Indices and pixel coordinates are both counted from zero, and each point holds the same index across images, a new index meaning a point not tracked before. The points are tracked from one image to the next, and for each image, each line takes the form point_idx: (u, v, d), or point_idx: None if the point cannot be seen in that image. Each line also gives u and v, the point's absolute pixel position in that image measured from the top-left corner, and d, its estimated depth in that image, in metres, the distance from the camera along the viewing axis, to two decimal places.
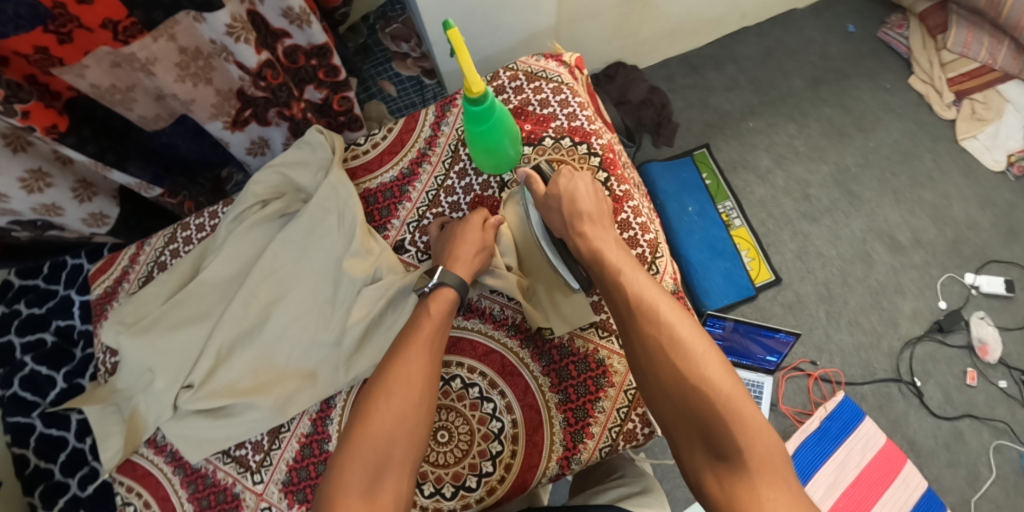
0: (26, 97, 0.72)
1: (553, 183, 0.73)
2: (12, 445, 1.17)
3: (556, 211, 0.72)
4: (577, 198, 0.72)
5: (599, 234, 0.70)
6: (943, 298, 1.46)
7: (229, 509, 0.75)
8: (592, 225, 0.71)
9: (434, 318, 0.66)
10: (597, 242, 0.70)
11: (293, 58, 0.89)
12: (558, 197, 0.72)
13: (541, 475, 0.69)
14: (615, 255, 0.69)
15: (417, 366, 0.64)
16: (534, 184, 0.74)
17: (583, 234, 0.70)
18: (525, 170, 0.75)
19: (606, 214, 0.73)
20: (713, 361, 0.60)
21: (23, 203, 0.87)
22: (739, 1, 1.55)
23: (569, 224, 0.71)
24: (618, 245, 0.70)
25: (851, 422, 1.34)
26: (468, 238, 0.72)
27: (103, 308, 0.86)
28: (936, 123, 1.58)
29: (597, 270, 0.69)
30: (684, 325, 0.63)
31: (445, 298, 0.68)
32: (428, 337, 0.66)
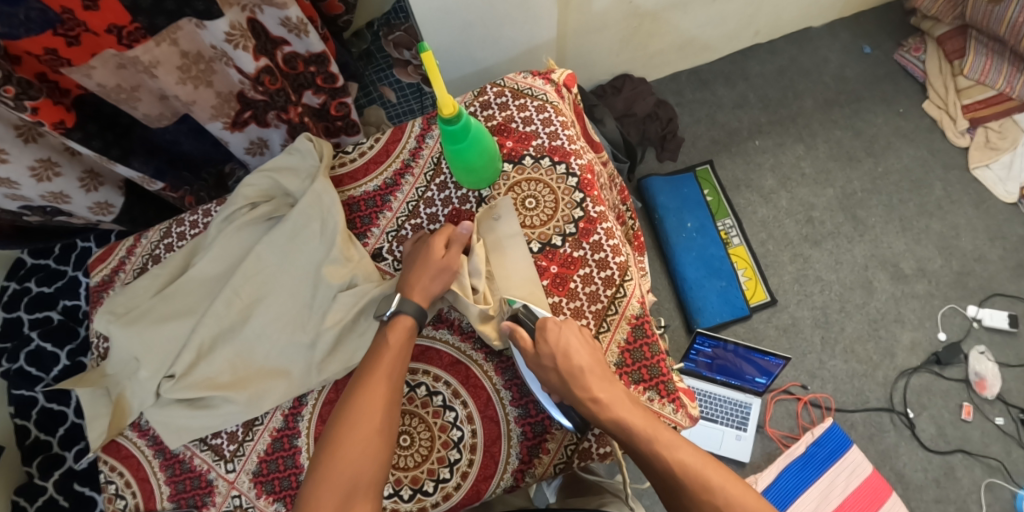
0: (36, 94, 0.76)
1: (542, 338, 0.68)
2: (15, 416, 1.28)
3: (551, 370, 0.68)
4: (572, 354, 0.68)
5: (612, 394, 0.67)
6: (943, 330, 1.44)
7: (202, 494, 0.79)
8: (602, 385, 0.67)
9: (394, 348, 0.70)
10: (614, 406, 0.66)
11: (293, 65, 0.93)
12: (552, 355, 0.68)
13: (496, 486, 0.71)
14: (637, 415, 0.66)
15: (379, 394, 0.67)
16: (520, 338, 0.69)
17: (599, 400, 0.66)
18: (507, 323, 0.71)
19: (604, 364, 0.69)
20: (760, 504, 0.62)
21: (32, 190, 0.93)
22: (752, 18, 1.54)
23: (577, 389, 0.67)
24: (630, 398, 0.68)
25: (838, 450, 1.33)
26: (422, 261, 0.73)
27: (100, 295, 0.91)
28: (950, 150, 1.55)
29: (625, 438, 0.66)
30: (726, 478, 0.63)
31: (404, 327, 0.71)
32: (392, 367, 0.69)
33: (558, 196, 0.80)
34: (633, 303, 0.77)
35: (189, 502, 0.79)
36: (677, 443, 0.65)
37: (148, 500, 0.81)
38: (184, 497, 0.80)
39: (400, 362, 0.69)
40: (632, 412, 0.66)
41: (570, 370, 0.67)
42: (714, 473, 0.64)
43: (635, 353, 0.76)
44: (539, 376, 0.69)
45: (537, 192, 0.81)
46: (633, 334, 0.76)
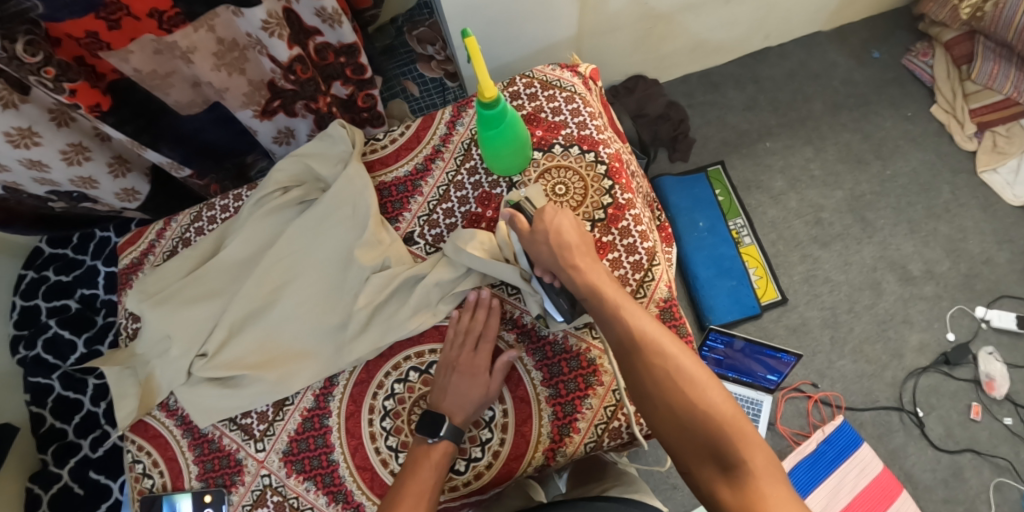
0: (74, 77, 0.78)
1: (538, 219, 0.73)
2: (31, 403, 1.31)
3: (542, 243, 0.71)
4: (562, 232, 0.72)
5: (591, 268, 0.70)
6: (952, 330, 1.45)
7: (232, 473, 0.80)
8: (584, 258, 0.71)
9: (431, 462, 0.67)
10: (590, 274, 0.70)
11: (323, 55, 0.94)
12: (544, 231, 0.72)
13: (527, 464, 0.72)
14: (611, 287, 0.69)
15: (406, 506, 0.63)
16: (520, 222, 0.73)
17: (578, 267, 0.69)
18: (507, 210, 0.75)
19: (591, 246, 0.73)
20: (711, 382, 0.63)
21: (62, 173, 0.94)
22: (763, 22, 1.57)
23: (563, 256, 0.70)
24: (612, 279, 0.71)
25: (848, 448, 1.34)
26: (464, 389, 0.71)
27: (129, 277, 0.92)
28: (957, 154, 1.57)
29: (594, 304, 0.68)
30: (682, 351, 0.65)
31: (444, 449, 0.68)
32: (430, 484, 0.65)
33: (587, 183, 0.83)
34: (661, 287, 0.79)
35: (218, 481, 0.80)
36: (644, 314, 0.68)
37: (176, 480, 0.82)
38: (213, 476, 0.80)
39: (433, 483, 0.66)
40: (605, 283, 0.69)
41: (560, 245, 0.71)
42: (671, 347, 0.65)
43: None
44: (533, 257, 0.73)
45: (567, 179, 0.83)
46: (661, 316, 0.78)
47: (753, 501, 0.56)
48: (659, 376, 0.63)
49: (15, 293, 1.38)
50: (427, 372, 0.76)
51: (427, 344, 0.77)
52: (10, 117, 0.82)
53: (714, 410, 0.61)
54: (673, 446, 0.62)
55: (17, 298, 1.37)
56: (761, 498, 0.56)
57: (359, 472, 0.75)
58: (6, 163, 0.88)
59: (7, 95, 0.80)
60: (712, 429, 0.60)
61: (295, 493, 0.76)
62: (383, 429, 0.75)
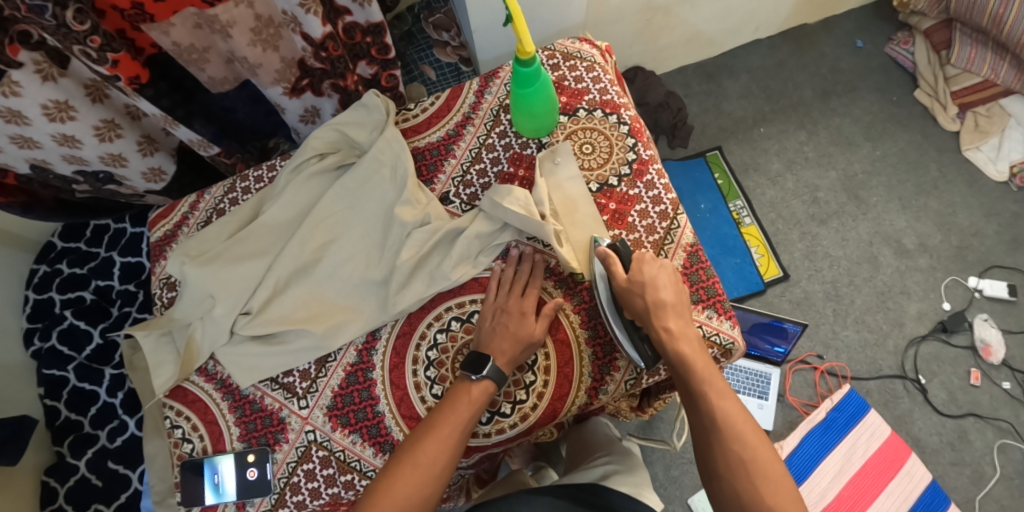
0: (118, 47, 0.81)
1: (636, 268, 0.72)
2: (44, 396, 1.31)
3: (637, 294, 0.72)
4: (659, 288, 0.72)
5: (683, 330, 0.71)
6: (947, 300, 1.51)
7: (275, 432, 0.81)
8: (678, 321, 0.71)
9: (471, 398, 0.70)
10: (682, 341, 0.70)
11: (351, 34, 0.98)
12: (641, 284, 0.72)
13: (571, 404, 0.74)
14: (701, 359, 0.70)
15: (440, 436, 0.67)
16: (614, 267, 0.73)
17: (670, 330, 0.70)
18: (604, 250, 0.74)
19: (687, 305, 0.73)
20: (784, 484, 0.63)
21: (93, 150, 0.97)
22: (755, 14, 1.64)
23: (654, 317, 0.70)
24: (702, 342, 0.71)
25: (857, 414, 1.38)
26: (512, 329, 0.74)
27: (162, 249, 0.93)
28: (941, 135, 1.66)
29: (681, 373, 0.69)
30: (762, 446, 0.65)
31: (485, 389, 0.71)
32: (464, 417, 0.69)
33: (612, 142, 0.87)
34: (687, 233, 0.82)
35: (260, 440, 0.81)
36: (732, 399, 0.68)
37: (217, 442, 0.83)
38: (255, 436, 0.81)
39: (468, 416, 0.69)
40: (696, 356, 0.70)
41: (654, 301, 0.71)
42: (753, 435, 0.66)
43: (692, 276, 0.81)
44: (622, 300, 0.73)
45: (593, 139, 0.87)
46: (689, 260, 0.81)
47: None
48: (734, 464, 0.64)
49: (28, 287, 1.38)
50: (468, 321, 0.79)
51: (468, 295, 0.80)
52: (48, 89, 0.85)
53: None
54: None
55: (31, 292, 1.37)
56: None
57: (405, 421, 0.77)
58: (40, 138, 0.90)
59: (47, 67, 0.83)
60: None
61: (341, 446, 0.78)
62: (427, 378, 0.77)
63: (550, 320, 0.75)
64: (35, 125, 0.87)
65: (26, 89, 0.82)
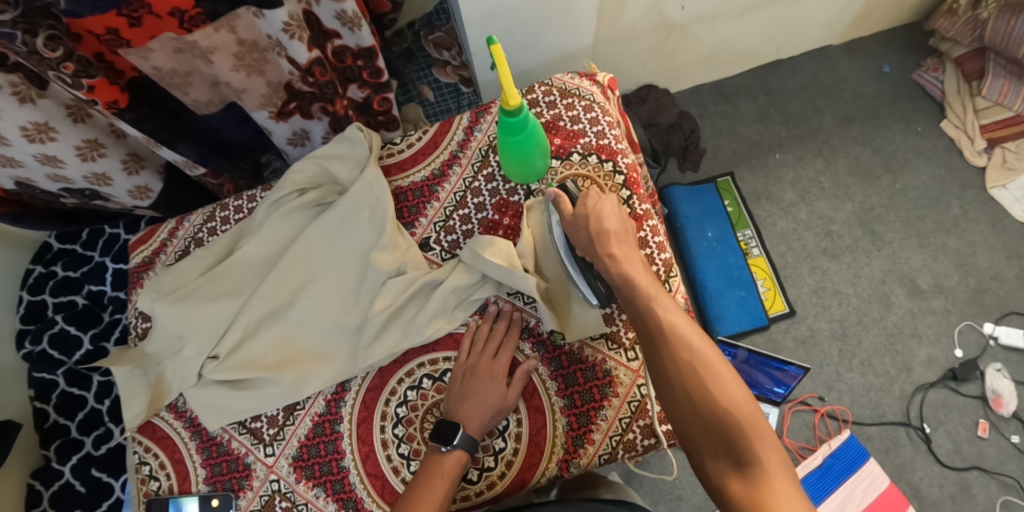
0: (94, 73, 0.77)
1: (582, 203, 0.73)
2: (34, 398, 1.30)
3: (582, 229, 0.72)
4: (603, 218, 0.71)
5: (627, 256, 0.70)
6: (960, 347, 1.45)
7: (239, 478, 0.79)
8: (621, 246, 0.71)
9: (444, 473, 0.67)
10: (626, 264, 0.70)
11: (341, 58, 0.94)
12: (585, 217, 0.72)
13: (541, 475, 0.72)
14: (646, 278, 0.69)
15: None
16: (562, 205, 0.74)
17: (613, 255, 0.69)
18: (553, 191, 0.76)
19: (630, 235, 0.73)
20: (734, 383, 0.62)
21: (76, 169, 0.95)
22: (776, 35, 1.56)
23: (598, 244, 0.70)
24: (647, 271, 0.70)
25: (856, 462, 1.33)
26: (484, 395, 0.71)
27: (140, 276, 0.92)
28: (966, 169, 1.57)
29: (627, 294, 0.68)
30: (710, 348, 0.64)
31: (457, 460, 0.68)
32: (440, 493, 0.65)
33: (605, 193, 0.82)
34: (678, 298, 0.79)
35: (225, 485, 0.79)
36: (675, 308, 0.67)
37: (183, 482, 0.81)
38: (220, 480, 0.79)
39: (444, 495, 0.65)
40: (641, 276, 0.69)
41: (598, 231, 0.71)
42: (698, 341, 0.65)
43: None
44: (569, 239, 0.74)
45: (585, 188, 0.82)
46: None
47: (764, 499, 0.56)
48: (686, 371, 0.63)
49: (22, 288, 1.38)
50: (440, 379, 0.76)
51: (442, 351, 0.77)
52: (27, 111, 0.82)
53: (735, 409, 0.60)
54: (690, 437, 0.62)
55: (24, 292, 1.37)
56: (774, 499, 0.56)
57: (370, 479, 0.74)
58: (21, 157, 0.88)
59: (24, 89, 0.80)
60: (730, 426, 0.60)
61: (304, 499, 0.76)
62: (394, 436, 0.75)
63: (522, 385, 0.73)
64: (14, 145, 0.85)
65: (4, 111, 0.80)
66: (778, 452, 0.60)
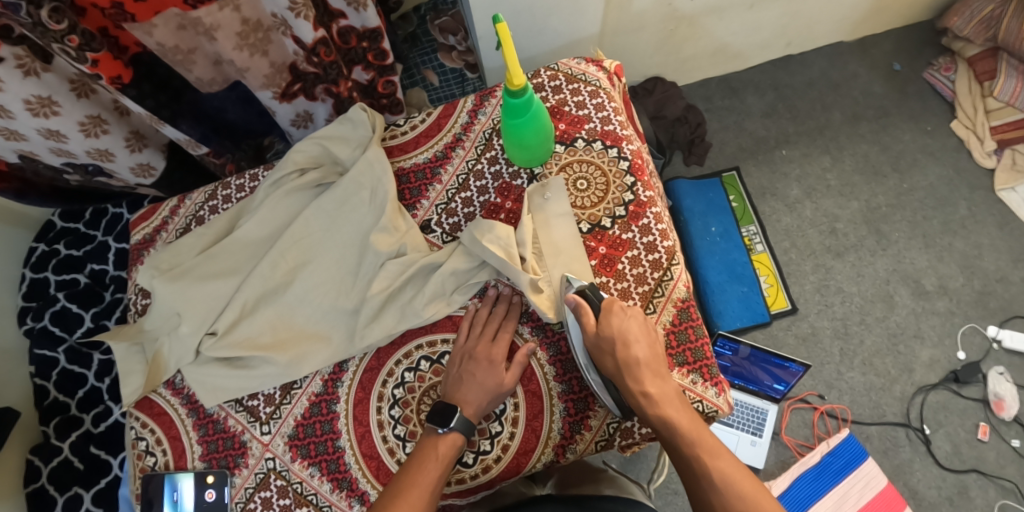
0: (98, 47, 0.77)
1: (606, 320, 0.69)
2: (35, 375, 1.31)
3: (608, 354, 0.69)
4: (632, 344, 0.68)
5: (662, 391, 0.68)
6: (963, 349, 1.44)
7: (235, 455, 0.79)
8: (655, 381, 0.68)
9: (438, 459, 0.66)
10: (661, 402, 0.67)
11: (347, 39, 0.93)
12: (611, 340, 0.68)
13: (536, 460, 0.71)
14: (683, 414, 0.67)
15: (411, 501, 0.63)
16: (585, 317, 0.69)
17: (649, 395, 0.67)
18: (574, 298, 0.70)
19: (661, 360, 0.70)
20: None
21: (79, 145, 0.95)
22: (786, 31, 1.55)
23: (631, 380, 0.67)
24: (683, 403, 0.68)
25: (854, 461, 1.33)
26: (481, 378, 0.71)
27: (141, 253, 0.92)
28: (975, 171, 1.56)
29: (667, 436, 0.66)
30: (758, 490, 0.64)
31: (453, 443, 0.68)
32: (432, 478, 0.65)
33: (609, 179, 0.81)
34: (680, 287, 0.78)
35: (221, 462, 0.79)
36: (718, 447, 0.66)
37: (178, 459, 0.81)
38: (216, 457, 0.79)
39: (436, 481, 0.65)
40: (679, 414, 0.67)
41: (626, 359, 0.68)
42: (746, 483, 0.64)
43: (679, 335, 0.76)
44: (594, 357, 0.70)
45: (589, 174, 0.82)
46: (679, 317, 0.77)
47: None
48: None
49: (25, 265, 1.38)
50: (438, 362, 0.75)
51: (440, 334, 0.76)
52: (31, 84, 0.82)
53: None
54: None
55: (28, 270, 1.37)
56: None
57: (365, 459, 0.74)
58: (25, 131, 0.88)
59: (29, 62, 0.80)
60: None
61: (299, 478, 0.76)
62: (390, 417, 0.74)
63: (520, 369, 0.72)
64: (18, 118, 0.85)
65: (8, 84, 0.80)
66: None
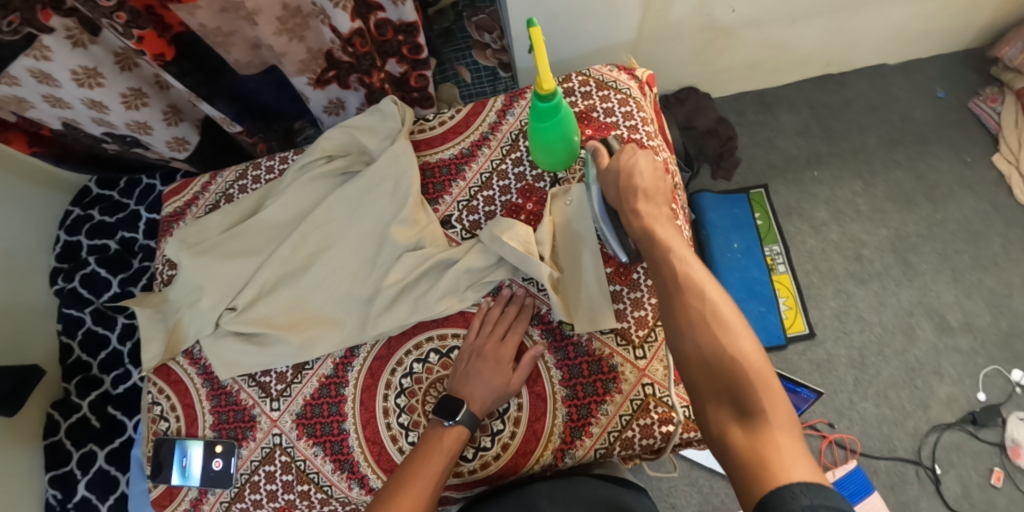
0: (144, 25, 0.79)
1: (616, 158, 0.75)
2: (61, 332, 1.36)
3: (612, 183, 0.74)
4: (634, 174, 0.73)
5: (652, 211, 0.71)
6: (983, 390, 1.40)
7: (243, 428, 0.81)
8: (648, 203, 0.72)
9: (442, 452, 0.67)
10: (651, 219, 0.70)
11: (382, 31, 0.94)
12: (618, 171, 0.74)
13: (535, 461, 0.72)
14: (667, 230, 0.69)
15: (414, 491, 0.64)
16: (600, 157, 0.77)
17: (637, 212, 0.71)
18: (592, 142, 0.78)
19: (663, 194, 0.73)
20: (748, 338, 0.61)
21: (119, 116, 0.98)
22: (826, 49, 1.52)
23: (626, 199, 0.72)
24: (674, 227, 0.70)
25: (859, 494, 1.31)
26: (487, 375, 0.72)
27: (170, 226, 0.95)
28: (1013, 208, 1.51)
29: (648, 247, 0.69)
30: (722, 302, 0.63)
31: (457, 437, 0.69)
32: (437, 470, 0.66)
33: None
34: None
35: (229, 433, 0.82)
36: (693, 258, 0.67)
37: (190, 426, 0.84)
38: (225, 428, 0.82)
39: (441, 472, 0.66)
40: (664, 229, 0.69)
41: (628, 186, 0.73)
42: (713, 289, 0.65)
43: None
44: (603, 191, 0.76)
45: None
46: None
47: (763, 448, 0.55)
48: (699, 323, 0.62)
49: (60, 227, 1.44)
50: (446, 355, 0.76)
51: (451, 328, 0.77)
52: (78, 55, 0.86)
53: (744, 359, 0.59)
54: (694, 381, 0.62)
55: (62, 232, 1.42)
56: (776, 451, 0.54)
57: (367, 444, 0.76)
58: (69, 100, 0.92)
59: (78, 34, 0.84)
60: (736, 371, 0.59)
61: (303, 456, 0.78)
62: (396, 406, 0.76)
63: (527, 370, 0.73)
64: (64, 87, 0.89)
65: (56, 54, 0.84)
66: (784, 403, 0.58)
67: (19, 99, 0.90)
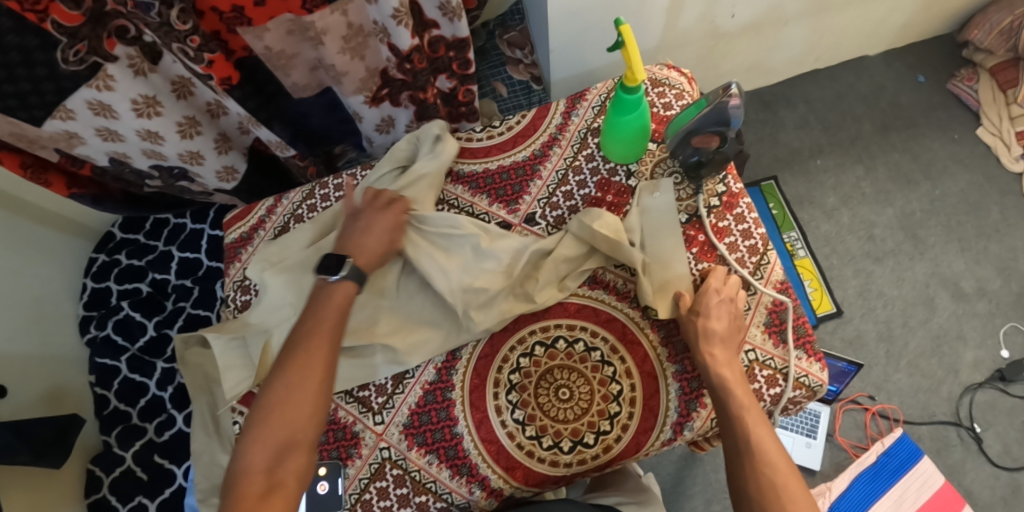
0: (214, 48, 0.82)
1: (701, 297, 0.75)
2: (95, 384, 1.30)
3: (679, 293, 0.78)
4: (710, 319, 0.73)
5: (727, 359, 0.72)
6: (1005, 347, 1.48)
7: (347, 446, 0.79)
8: (723, 351, 0.72)
9: (335, 306, 0.73)
10: (725, 366, 0.72)
11: (435, 48, 0.97)
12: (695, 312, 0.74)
13: (655, 438, 0.74)
14: (739, 381, 0.71)
15: (318, 357, 0.69)
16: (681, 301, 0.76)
17: (714, 356, 0.72)
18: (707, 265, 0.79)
19: (737, 336, 0.74)
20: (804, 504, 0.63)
21: (173, 146, 0.98)
22: (816, 46, 1.63)
23: (701, 342, 0.73)
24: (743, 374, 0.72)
25: (909, 460, 1.35)
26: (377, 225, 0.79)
27: (237, 251, 0.94)
28: (1004, 176, 1.63)
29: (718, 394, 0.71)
30: (770, 438, 0.67)
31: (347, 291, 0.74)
32: (330, 322, 0.72)
33: None
34: (777, 269, 0.81)
35: (332, 454, 0.79)
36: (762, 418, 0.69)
37: None
38: (326, 449, 0.79)
39: (337, 321, 0.72)
40: (733, 379, 0.71)
41: (702, 330, 0.73)
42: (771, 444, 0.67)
43: (781, 314, 0.79)
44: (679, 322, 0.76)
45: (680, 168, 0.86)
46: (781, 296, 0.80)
47: None
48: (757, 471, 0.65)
49: (85, 275, 1.40)
50: (553, 346, 0.78)
51: (552, 319, 0.79)
52: (139, 84, 0.86)
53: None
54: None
55: (89, 280, 1.38)
56: None
57: (484, 444, 0.76)
58: (124, 132, 0.91)
59: (139, 62, 0.83)
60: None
61: (417, 466, 0.77)
62: (508, 402, 0.76)
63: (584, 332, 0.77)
64: (121, 118, 0.89)
65: (120, 83, 0.83)
66: None
67: (69, 135, 0.88)
